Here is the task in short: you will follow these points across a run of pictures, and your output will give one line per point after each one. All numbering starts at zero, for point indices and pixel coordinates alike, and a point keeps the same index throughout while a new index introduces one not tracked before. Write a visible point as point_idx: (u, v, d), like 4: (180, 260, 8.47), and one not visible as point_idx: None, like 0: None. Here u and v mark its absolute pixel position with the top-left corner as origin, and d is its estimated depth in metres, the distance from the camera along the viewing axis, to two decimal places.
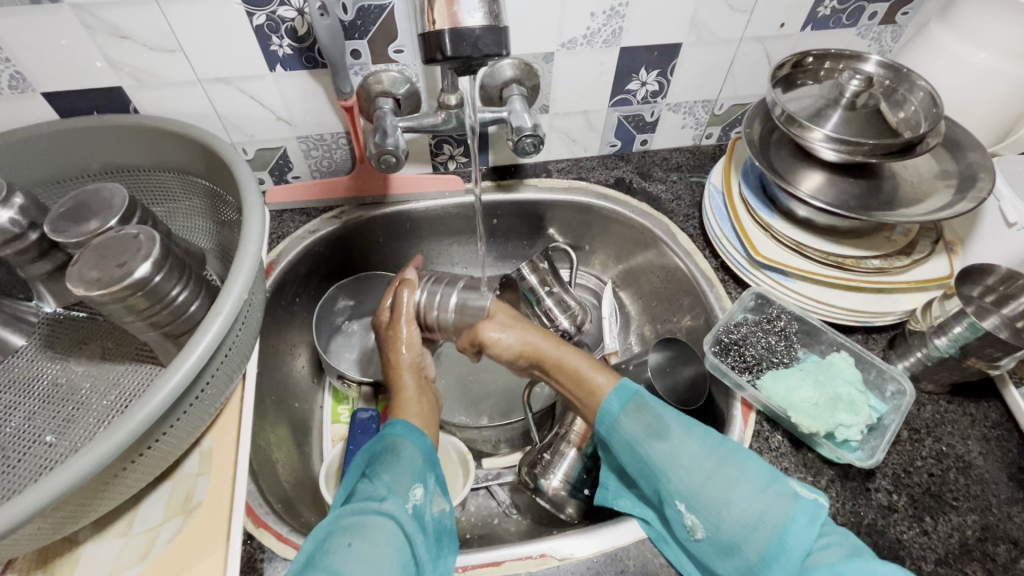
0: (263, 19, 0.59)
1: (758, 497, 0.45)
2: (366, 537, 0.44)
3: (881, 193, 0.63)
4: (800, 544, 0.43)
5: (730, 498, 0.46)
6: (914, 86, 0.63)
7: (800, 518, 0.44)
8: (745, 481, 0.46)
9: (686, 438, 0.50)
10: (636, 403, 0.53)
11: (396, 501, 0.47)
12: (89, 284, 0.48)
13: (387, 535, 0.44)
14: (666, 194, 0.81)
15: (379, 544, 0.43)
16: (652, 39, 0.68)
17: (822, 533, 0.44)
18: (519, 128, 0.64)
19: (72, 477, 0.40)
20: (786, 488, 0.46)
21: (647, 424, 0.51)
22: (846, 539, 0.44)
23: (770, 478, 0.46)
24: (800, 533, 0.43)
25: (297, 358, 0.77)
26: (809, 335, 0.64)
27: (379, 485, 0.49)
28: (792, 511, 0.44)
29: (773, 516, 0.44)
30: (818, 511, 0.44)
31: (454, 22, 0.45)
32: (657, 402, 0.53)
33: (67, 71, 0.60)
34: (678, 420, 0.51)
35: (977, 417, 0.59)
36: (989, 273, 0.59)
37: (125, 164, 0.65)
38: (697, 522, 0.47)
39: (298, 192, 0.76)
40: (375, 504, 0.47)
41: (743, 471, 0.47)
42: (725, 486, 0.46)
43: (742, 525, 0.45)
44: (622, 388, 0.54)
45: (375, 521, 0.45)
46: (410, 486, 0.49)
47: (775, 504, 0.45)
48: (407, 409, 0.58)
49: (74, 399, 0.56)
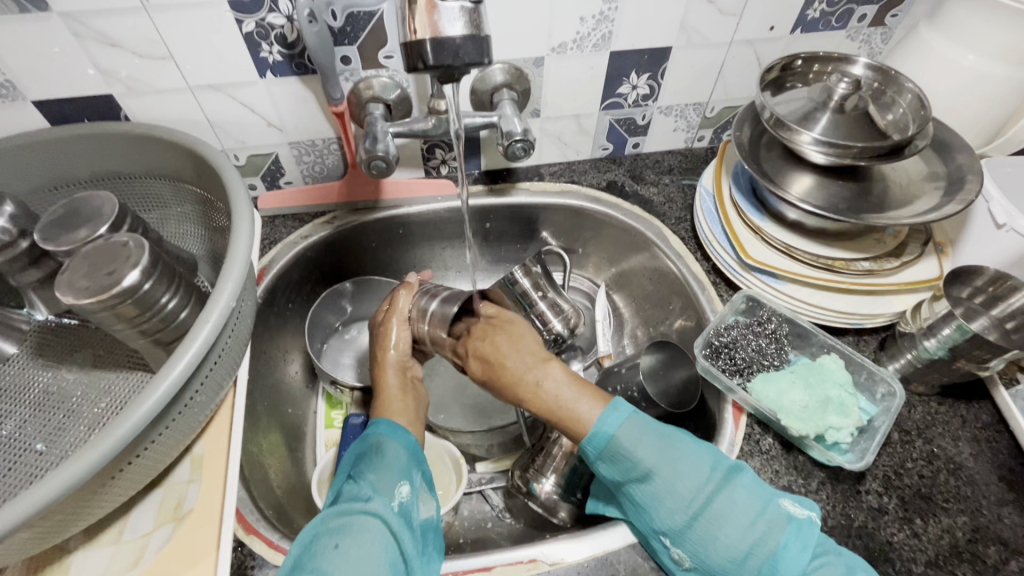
0: (253, 27, 0.59)
1: (749, 531, 0.45)
2: (354, 536, 0.44)
3: (871, 196, 0.63)
4: (794, 569, 0.43)
5: (721, 534, 0.45)
6: (902, 88, 0.63)
7: (793, 545, 0.44)
8: (733, 515, 0.45)
9: (673, 477, 0.47)
10: (614, 446, 0.49)
11: (382, 500, 0.47)
12: (77, 293, 0.48)
13: (375, 534, 0.45)
14: (658, 197, 0.81)
15: (366, 544, 0.44)
16: (642, 43, 0.69)
17: (817, 555, 0.44)
18: (509, 133, 0.64)
19: (60, 487, 0.40)
20: (777, 515, 0.46)
21: (626, 466, 0.48)
22: (840, 557, 0.45)
23: (760, 506, 0.46)
24: (793, 561, 0.44)
25: (291, 363, 0.77)
26: (800, 338, 0.64)
27: (364, 485, 0.49)
28: (784, 539, 0.44)
29: (765, 546, 0.44)
30: (809, 533, 0.45)
31: (435, 31, 0.46)
32: (642, 434, 0.49)
33: (57, 79, 0.60)
34: (659, 458, 0.48)
35: (967, 418, 0.59)
36: (979, 274, 0.59)
37: (115, 172, 0.65)
38: (684, 555, 0.47)
39: (290, 198, 0.76)
40: (361, 504, 0.47)
41: (732, 502, 0.46)
42: (716, 523, 0.45)
43: (733, 560, 0.45)
44: (594, 436, 0.49)
45: (362, 521, 0.45)
46: (395, 484, 0.49)
47: (766, 535, 0.45)
48: (391, 408, 0.57)
49: (65, 407, 0.56)
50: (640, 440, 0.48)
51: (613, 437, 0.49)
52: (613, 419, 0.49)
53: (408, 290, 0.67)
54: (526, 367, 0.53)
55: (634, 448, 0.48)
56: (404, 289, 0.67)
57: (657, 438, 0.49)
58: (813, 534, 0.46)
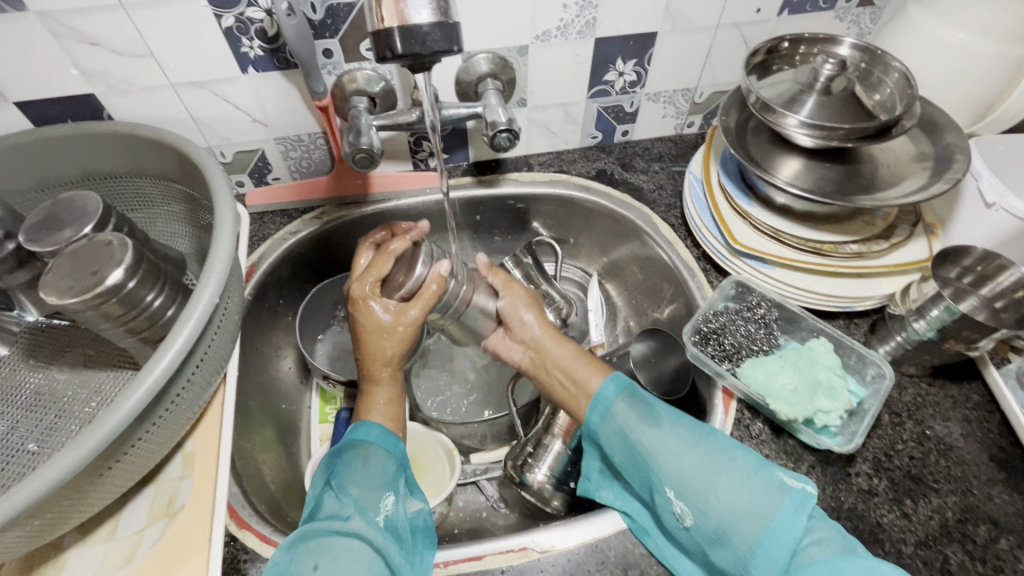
0: (232, 21, 0.59)
1: (749, 482, 0.46)
2: (333, 556, 0.44)
3: (859, 178, 0.63)
4: (789, 534, 0.43)
5: (721, 484, 0.46)
6: (889, 68, 0.62)
7: (790, 505, 0.44)
8: (734, 468, 0.47)
9: (675, 426, 0.50)
10: (627, 393, 0.53)
11: (364, 518, 0.47)
12: (61, 293, 0.48)
13: (354, 554, 0.45)
14: (647, 184, 0.81)
15: (345, 565, 0.44)
16: (627, 29, 0.68)
17: (812, 527, 0.44)
18: (494, 122, 0.64)
19: (46, 484, 0.40)
20: (774, 476, 0.46)
21: (639, 412, 0.52)
22: (835, 531, 0.44)
23: (758, 465, 0.47)
24: (790, 521, 0.43)
25: (283, 359, 0.77)
26: (789, 322, 0.64)
27: (346, 501, 0.49)
28: (782, 500, 0.44)
29: (762, 503, 0.44)
30: (807, 502, 0.45)
31: (402, 20, 0.45)
32: (646, 395, 0.54)
33: (37, 79, 0.59)
34: (670, 412, 0.52)
35: (958, 398, 0.59)
36: (967, 254, 0.59)
37: (100, 171, 0.65)
38: (686, 510, 0.47)
39: (277, 195, 0.76)
40: (340, 524, 0.46)
41: (733, 456, 0.48)
42: (713, 475, 0.47)
43: (732, 511, 0.45)
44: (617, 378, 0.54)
45: (342, 543, 0.45)
46: (379, 497, 0.50)
47: (765, 489, 0.45)
48: (372, 410, 0.58)
49: (56, 407, 0.56)
50: (649, 395, 0.53)
51: (630, 385, 0.54)
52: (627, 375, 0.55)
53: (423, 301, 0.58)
54: (547, 339, 0.60)
55: (645, 398, 0.53)
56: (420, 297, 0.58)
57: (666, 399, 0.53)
58: (810, 503, 0.45)
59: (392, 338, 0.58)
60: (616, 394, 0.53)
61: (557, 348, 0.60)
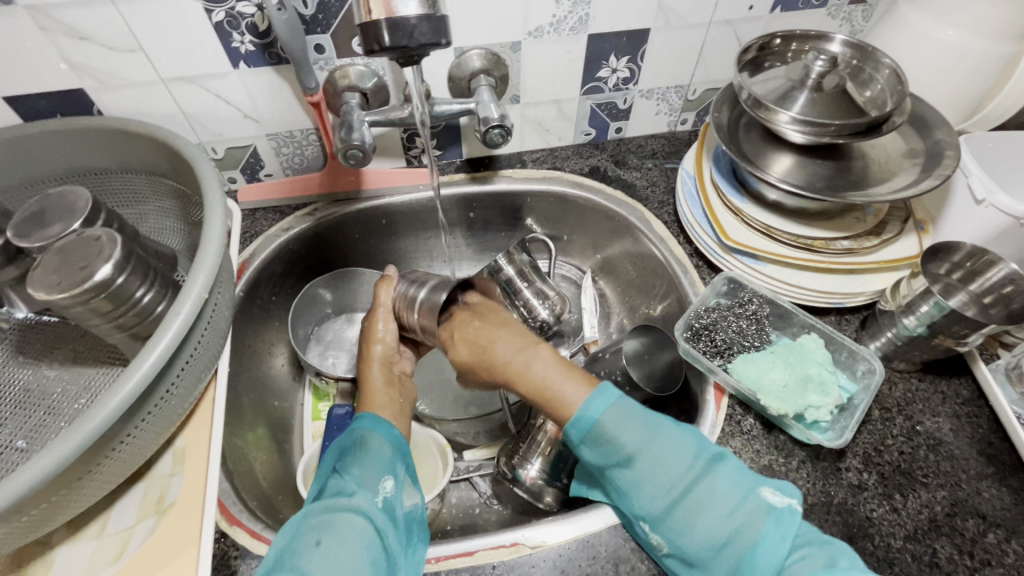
0: (222, 16, 0.58)
1: (727, 519, 0.44)
2: (336, 533, 0.44)
3: (850, 174, 0.63)
4: (771, 561, 0.43)
5: (699, 523, 0.45)
6: (880, 64, 0.63)
7: (772, 535, 0.44)
8: (712, 504, 0.45)
9: (649, 464, 0.47)
10: (598, 431, 0.49)
11: (366, 495, 0.48)
12: (50, 289, 0.48)
13: (357, 531, 0.45)
14: (641, 181, 0.81)
15: (347, 541, 0.44)
16: (620, 25, 0.68)
17: (798, 546, 0.44)
18: (486, 118, 0.64)
19: (33, 479, 0.40)
20: (756, 505, 0.45)
21: (610, 451, 0.49)
22: (823, 548, 0.43)
23: (740, 495, 0.45)
24: (772, 550, 0.43)
25: (276, 356, 0.77)
26: (781, 318, 0.65)
27: (349, 480, 0.49)
28: (764, 530, 0.44)
29: (744, 536, 0.44)
30: (792, 520, 0.44)
31: (390, 12, 0.45)
32: (624, 421, 0.49)
33: (26, 74, 0.59)
34: (642, 443, 0.48)
35: (948, 394, 0.60)
36: (956, 250, 0.59)
37: (91, 167, 0.65)
38: (662, 540, 0.47)
39: (268, 190, 0.75)
40: (344, 500, 0.47)
41: (712, 491, 0.46)
42: (694, 511, 0.45)
43: (710, 546, 0.44)
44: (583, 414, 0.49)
45: (345, 518, 0.45)
46: (378, 478, 0.50)
47: (745, 524, 0.44)
48: (375, 401, 0.58)
49: (45, 404, 0.56)
50: (625, 424, 0.49)
51: (597, 425, 0.49)
52: (601, 400, 0.50)
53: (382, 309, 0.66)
54: (512, 353, 0.55)
55: (617, 433, 0.48)
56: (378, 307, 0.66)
57: (642, 426, 0.49)
58: (795, 521, 0.45)
59: (375, 345, 0.64)
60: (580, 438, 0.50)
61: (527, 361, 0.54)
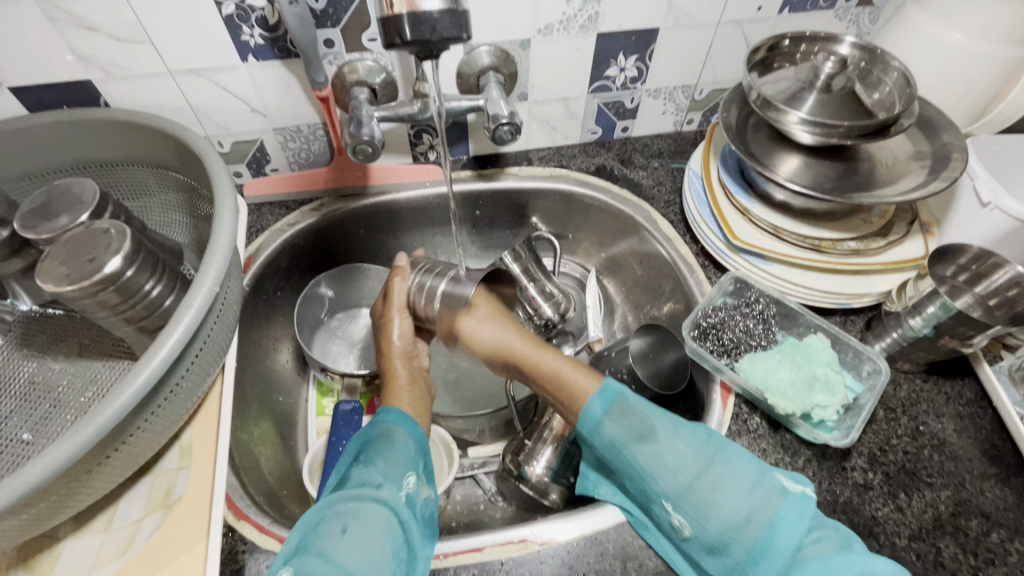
0: (232, 9, 0.58)
1: (746, 496, 0.45)
2: (361, 522, 0.44)
3: (857, 176, 0.63)
4: (788, 541, 0.43)
5: (718, 498, 0.46)
6: (888, 67, 0.63)
7: (790, 515, 0.44)
8: (731, 481, 0.46)
9: (671, 440, 0.49)
10: (621, 406, 0.52)
11: (391, 488, 0.48)
12: (58, 280, 0.47)
13: (382, 521, 0.45)
14: (647, 180, 0.81)
15: (371, 530, 0.44)
16: (629, 24, 0.68)
17: (813, 527, 0.44)
18: (496, 115, 0.63)
19: (45, 470, 0.40)
20: (773, 487, 0.45)
21: (633, 427, 0.51)
22: (836, 532, 0.43)
23: (757, 475, 0.46)
24: (788, 530, 0.43)
25: (280, 352, 0.77)
26: (787, 318, 0.65)
27: (373, 472, 0.49)
28: (781, 508, 0.44)
29: (761, 514, 0.44)
30: (806, 505, 0.45)
31: (411, 6, 0.45)
32: (641, 403, 0.52)
33: (33, 65, 0.58)
34: (666, 420, 0.50)
35: (952, 394, 0.60)
36: (962, 252, 0.59)
37: (98, 159, 0.64)
38: (684, 522, 0.47)
39: (276, 184, 0.75)
40: (371, 490, 0.47)
41: (731, 469, 0.47)
42: (713, 487, 0.46)
43: (728, 525, 0.45)
44: (606, 391, 0.53)
45: (371, 508, 0.45)
46: (403, 474, 0.50)
47: (763, 502, 0.44)
48: (399, 398, 0.58)
49: (51, 396, 0.56)
50: (637, 412, 0.51)
51: (620, 398, 0.52)
52: (598, 405, 0.52)
53: (399, 308, 0.65)
54: (528, 346, 0.59)
55: (638, 410, 0.51)
56: (395, 305, 0.65)
57: (654, 411, 0.51)
58: (810, 506, 0.45)
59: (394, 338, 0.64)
60: (603, 411, 0.52)
61: (542, 355, 0.58)
